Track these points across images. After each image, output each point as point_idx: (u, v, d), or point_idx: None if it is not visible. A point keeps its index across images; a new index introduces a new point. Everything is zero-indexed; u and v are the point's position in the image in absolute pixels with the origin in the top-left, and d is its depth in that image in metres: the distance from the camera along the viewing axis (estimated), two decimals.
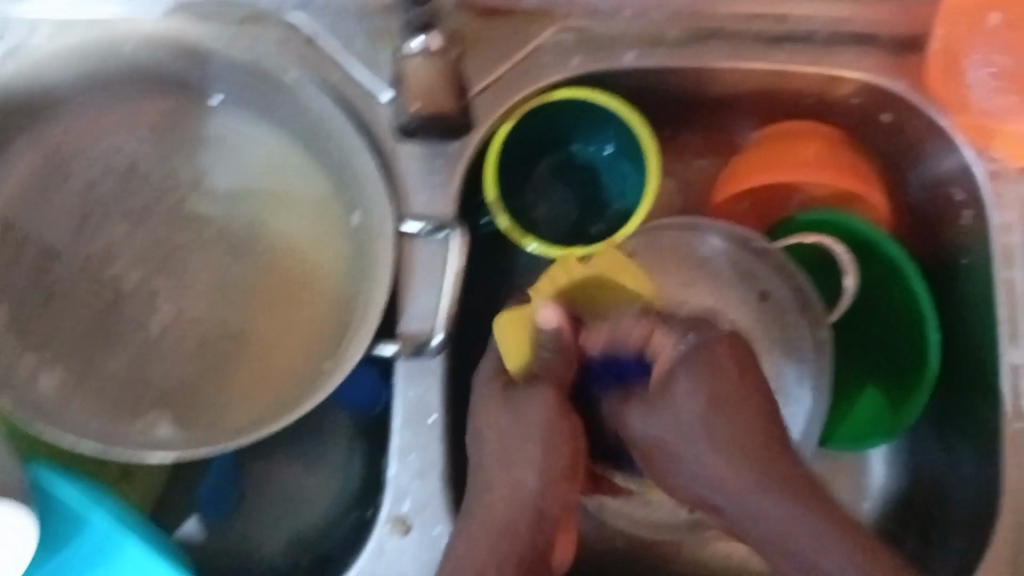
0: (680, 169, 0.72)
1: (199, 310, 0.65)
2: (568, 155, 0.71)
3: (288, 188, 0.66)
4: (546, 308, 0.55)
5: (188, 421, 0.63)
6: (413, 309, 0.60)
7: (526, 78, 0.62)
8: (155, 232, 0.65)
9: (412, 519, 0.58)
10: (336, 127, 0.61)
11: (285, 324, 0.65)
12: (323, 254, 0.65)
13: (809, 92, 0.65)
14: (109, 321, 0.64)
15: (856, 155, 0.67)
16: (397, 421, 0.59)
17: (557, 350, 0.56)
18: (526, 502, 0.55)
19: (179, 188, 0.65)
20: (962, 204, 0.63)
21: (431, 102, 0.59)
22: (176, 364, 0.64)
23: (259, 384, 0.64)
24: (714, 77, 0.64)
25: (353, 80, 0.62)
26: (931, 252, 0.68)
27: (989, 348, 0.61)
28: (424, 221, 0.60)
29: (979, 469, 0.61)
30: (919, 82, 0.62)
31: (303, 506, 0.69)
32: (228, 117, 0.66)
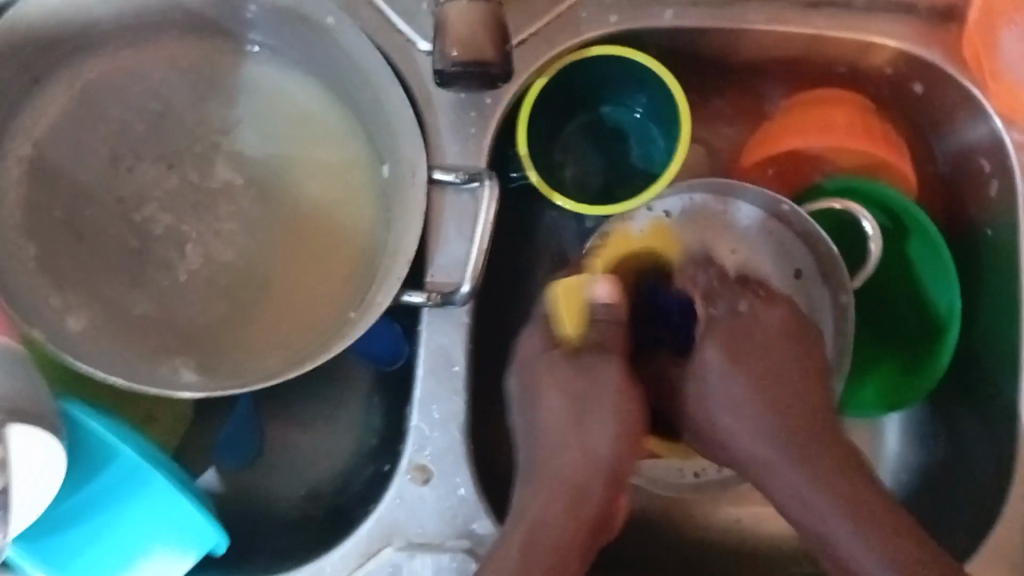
0: (708, 133, 0.72)
1: (227, 255, 0.65)
2: (598, 117, 0.71)
3: (319, 136, 0.66)
4: (603, 282, 0.57)
5: (212, 366, 0.64)
6: (440, 260, 0.60)
7: (565, 34, 0.62)
8: (187, 175, 0.65)
9: (433, 469, 0.58)
10: (371, 75, 0.61)
11: (312, 272, 0.66)
12: (353, 205, 0.66)
13: (842, 58, 0.65)
14: (138, 262, 0.64)
15: (886, 126, 0.68)
16: (420, 370, 0.59)
17: (612, 319, 0.58)
18: (587, 468, 0.56)
19: (213, 134, 0.66)
20: (989, 174, 0.63)
21: (474, 47, 0.55)
22: (202, 308, 0.65)
23: (284, 331, 0.65)
24: (749, 39, 0.64)
25: (390, 28, 0.62)
26: (956, 223, 0.68)
27: (1011, 318, 0.62)
28: (454, 172, 0.60)
29: (993, 434, 0.62)
30: (954, 52, 0.62)
31: (322, 456, 0.70)
32: (265, 66, 0.66)
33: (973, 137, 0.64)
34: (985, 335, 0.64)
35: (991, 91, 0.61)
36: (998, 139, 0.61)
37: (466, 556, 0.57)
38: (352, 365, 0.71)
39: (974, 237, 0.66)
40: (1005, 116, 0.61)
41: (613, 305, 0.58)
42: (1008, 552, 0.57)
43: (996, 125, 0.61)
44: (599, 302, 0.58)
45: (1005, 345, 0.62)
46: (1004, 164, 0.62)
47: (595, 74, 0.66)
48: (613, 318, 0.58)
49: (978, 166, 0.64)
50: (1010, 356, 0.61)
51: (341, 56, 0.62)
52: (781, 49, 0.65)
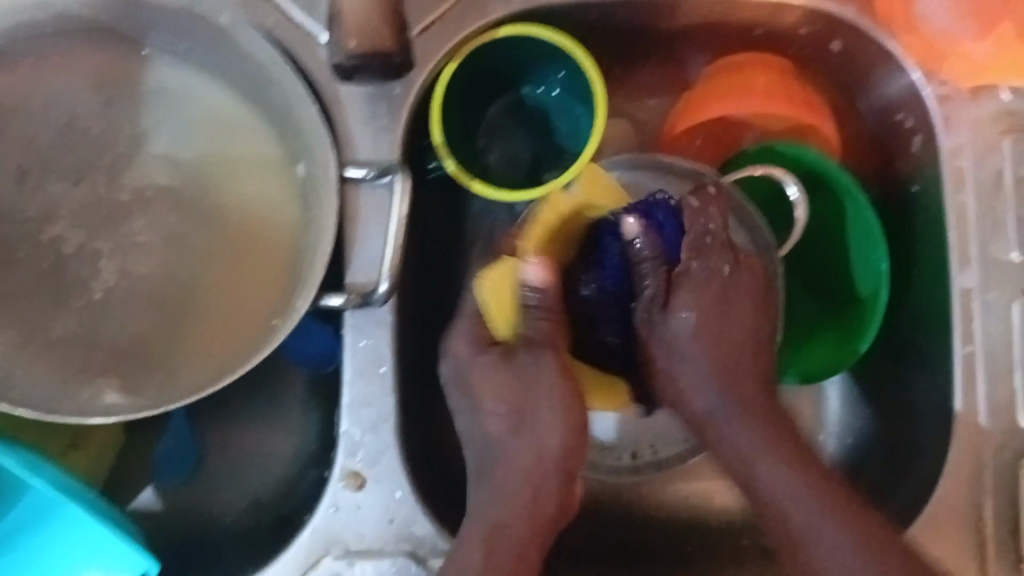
0: (631, 106, 0.71)
1: (143, 268, 0.63)
2: (519, 98, 0.70)
3: (230, 139, 0.64)
4: (533, 264, 0.55)
5: (136, 388, 0.62)
6: (359, 259, 0.58)
7: (472, 15, 0.60)
8: (95, 188, 0.63)
9: (366, 474, 0.57)
10: (274, 71, 0.59)
11: (233, 280, 0.63)
12: (271, 208, 0.63)
13: (758, 21, 0.64)
14: (52, 281, 0.62)
15: (806, 85, 0.66)
16: (346, 374, 0.58)
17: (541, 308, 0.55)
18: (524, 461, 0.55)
19: (119, 144, 0.63)
20: (913, 129, 0.62)
21: (374, 41, 0.56)
22: (122, 325, 0.63)
23: (209, 344, 0.63)
24: (662, 7, 0.62)
25: (290, 21, 0.60)
26: (883, 179, 0.67)
27: (942, 273, 0.61)
28: (366, 168, 0.58)
29: (933, 389, 0.61)
30: (869, 7, 0.60)
31: (260, 465, 0.68)
32: (166, 70, 0.64)
33: (895, 92, 0.63)
34: (919, 292, 0.64)
35: (905, 42, 0.60)
36: (918, 93, 0.60)
37: (407, 560, 0.56)
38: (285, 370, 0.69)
39: (903, 194, 0.65)
40: (923, 66, 0.60)
41: (542, 290, 0.55)
42: (954, 510, 0.57)
43: (915, 79, 0.60)
44: (527, 286, 0.55)
45: (938, 302, 0.61)
46: (925, 116, 0.61)
47: (508, 56, 0.64)
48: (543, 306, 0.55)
49: (901, 121, 0.64)
50: (943, 313, 0.60)
51: (241, 52, 0.60)
52: (695, 16, 0.64)
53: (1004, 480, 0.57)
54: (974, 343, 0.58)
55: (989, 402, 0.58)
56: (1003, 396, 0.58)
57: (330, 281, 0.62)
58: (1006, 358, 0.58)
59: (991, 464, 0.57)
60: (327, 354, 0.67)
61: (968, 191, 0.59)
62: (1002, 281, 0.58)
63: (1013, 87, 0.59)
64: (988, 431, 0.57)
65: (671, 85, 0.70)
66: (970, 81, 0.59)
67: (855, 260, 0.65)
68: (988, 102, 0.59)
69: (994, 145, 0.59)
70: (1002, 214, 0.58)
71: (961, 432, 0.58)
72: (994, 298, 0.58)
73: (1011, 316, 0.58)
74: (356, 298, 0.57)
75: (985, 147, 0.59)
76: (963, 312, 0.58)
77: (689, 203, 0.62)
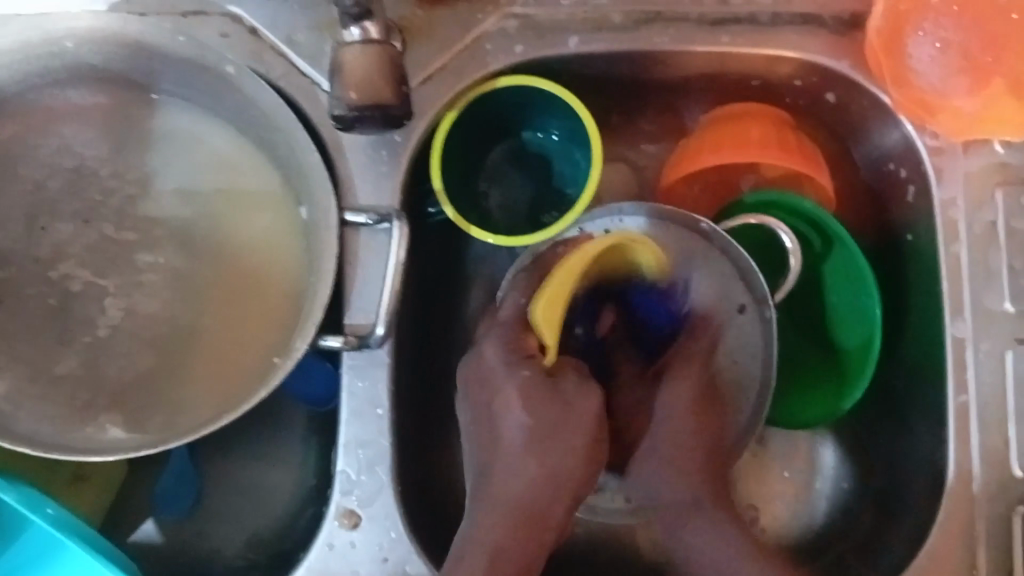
0: (629, 153, 0.72)
1: (148, 307, 0.64)
2: (520, 144, 0.71)
3: (234, 182, 0.65)
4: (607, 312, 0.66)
5: (138, 424, 0.63)
6: (359, 301, 0.60)
7: (472, 65, 0.62)
8: (103, 230, 0.64)
9: (361, 512, 0.58)
10: (277, 118, 0.60)
11: (235, 321, 0.64)
12: (275, 250, 0.65)
13: (753, 73, 0.65)
14: (59, 320, 0.64)
15: (801, 134, 0.67)
16: (343, 414, 0.59)
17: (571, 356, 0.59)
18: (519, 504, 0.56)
19: (127, 187, 0.65)
20: (907, 180, 0.63)
21: (372, 91, 0.56)
22: (127, 363, 0.64)
23: (209, 383, 0.64)
24: (659, 59, 0.64)
25: (295, 70, 0.62)
26: (878, 228, 0.68)
27: (935, 322, 0.62)
28: (366, 213, 0.60)
29: (925, 436, 0.62)
30: (863, 60, 0.61)
31: (260, 500, 0.69)
32: (174, 117, 0.65)
33: (889, 143, 0.64)
34: (913, 339, 0.64)
35: (895, 94, 0.61)
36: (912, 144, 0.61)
37: None
38: (287, 407, 0.71)
39: (897, 243, 0.66)
40: (913, 119, 0.61)
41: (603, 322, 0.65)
42: (948, 560, 0.57)
43: (908, 131, 0.61)
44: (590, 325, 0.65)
45: (931, 351, 0.62)
46: (918, 167, 0.62)
47: (508, 104, 0.66)
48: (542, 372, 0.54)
49: (896, 171, 0.65)
50: (937, 361, 0.61)
51: (248, 101, 0.61)
52: (692, 68, 0.65)
53: (996, 528, 0.57)
54: (966, 392, 0.58)
55: (981, 452, 0.58)
56: (996, 446, 0.58)
57: (331, 321, 0.63)
58: (998, 408, 0.58)
59: (982, 513, 0.58)
60: (327, 393, 0.68)
61: (961, 242, 0.60)
62: (995, 331, 0.59)
63: (1004, 141, 0.60)
64: (981, 480, 0.58)
65: (669, 132, 0.72)
66: (960, 136, 0.60)
67: (846, 312, 0.66)
68: (979, 156, 0.60)
69: (986, 196, 0.60)
70: (995, 265, 0.59)
71: (952, 480, 0.58)
72: (986, 347, 0.59)
73: (1003, 365, 0.59)
74: (353, 340, 0.58)
75: (977, 198, 0.60)
76: (956, 361, 0.59)
77: (686, 246, 0.64)
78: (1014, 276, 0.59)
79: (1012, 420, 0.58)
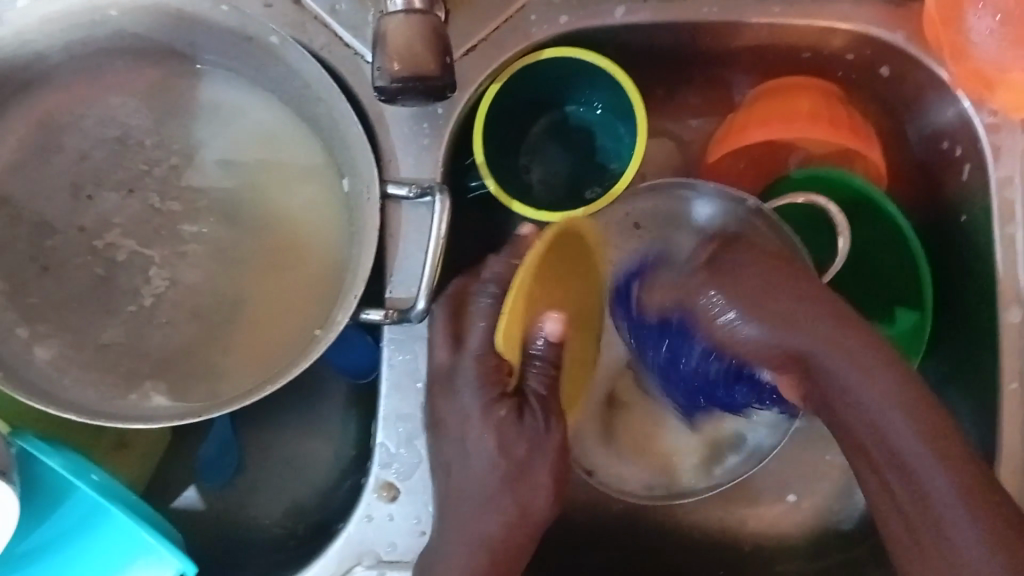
0: (673, 127, 0.71)
1: (190, 277, 0.65)
2: (562, 118, 0.70)
3: (276, 154, 0.65)
4: (553, 319, 0.54)
5: (180, 393, 0.63)
6: (400, 274, 0.60)
7: (516, 37, 0.61)
8: (148, 200, 0.65)
9: (400, 486, 0.58)
10: (320, 89, 0.60)
11: (275, 292, 0.65)
12: (317, 221, 0.65)
13: (804, 46, 0.63)
14: (104, 289, 0.64)
15: (852, 109, 0.65)
16: (384, 387, 0.59)
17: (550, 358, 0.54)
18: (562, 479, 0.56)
19: (172, 157, 0.65)
20: (962, 157, 0.62)
21: (416, 61, 0.55)
22: (170, 332, 0.64)
23: (251, 353, 0.64)
24: (709, 31, 0.62)
25: (338, 41, 0.61)
26: (928, 206, 0.67)
27: (987, 304, 0.60)
28: (407, 186, 0.59)
29: (974, 421, 0.61)
30: (919, 33, 0.60)
31: (301, 471, 0.70)
32: (218, 87, 0.66)
33: (944, 118, 0.62)
34: (964, 322, 0.63)
35: (951, 68, 0.59)
36: (968, 120, 0.60)
37: None
38: (327, 379, 0.71)
39: (949, 222, 0.64)
40: (971, 94, 0.59)
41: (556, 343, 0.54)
42: None
43: (965, 106, 0.59)
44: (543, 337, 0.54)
45: (983, 334, 0.60)
46: (974, 145, 0.60)
47: (550, 76, 0.65)
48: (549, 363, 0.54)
49: (950, 148, 0.63)
50: (990, 345, 0.59)
51: (291, 71, 0.61)
52: (740, 41, 0.64)
53: None
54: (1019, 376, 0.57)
55: None
56: None
57: (371, 294, 0.63)
58: None
59: None
60: (367, 365, 0.68)
61: (1018, 223, 0.58)
62: None
63: None
64: None
65: (716, 107, 0.70)
66: (1019, 113, 0.58)
67: (898, 293, 0.65)
68: None
69: None
70: None
71: (1004, 466, 0.57)
72: None
73: None
74: (394, 314, 0.57)
75: None
76: (1009, 344, 0.57)
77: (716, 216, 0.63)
78: None
79: None
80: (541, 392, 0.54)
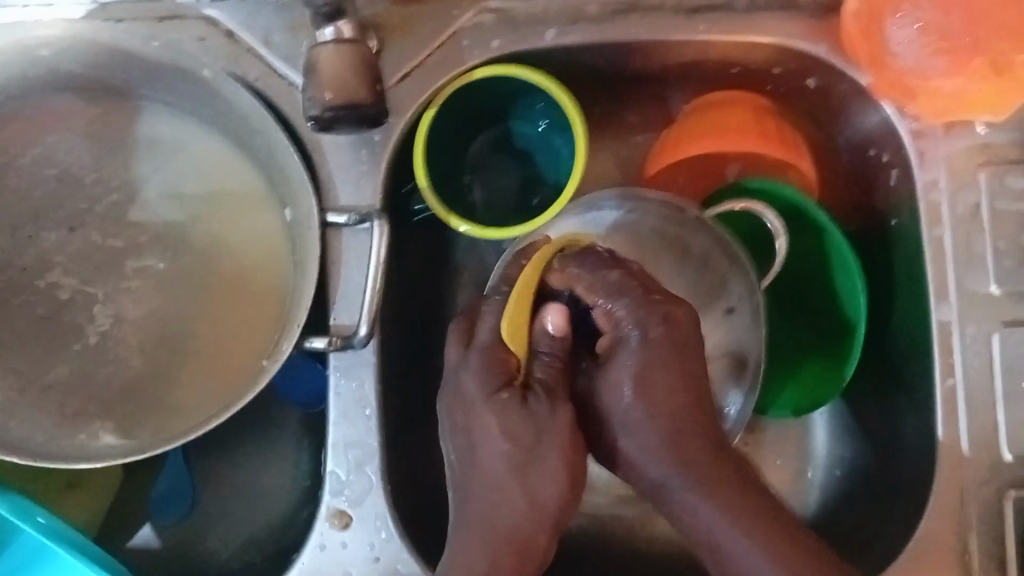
0: (612, 144, 0.72)
1: (135, 313, 0.65)
2: (503, 139, 0.71)
3: (219, 187, 0.65)
4: (556, 310, 0.54)
5: (129, 430, 0.63)
6: (342, 303, 0.60)
7: (450, 62, 0.62)
8: (90, 238, 0.65)
9: (352, 513, 0.58)
10: (257, 121, 0.60)
11: (221, 325, 0.65)
12: (263, 250, 0.65)
13: (733, 61, 0.65)
14: (49, 329, 0.64)
15: (781, 121, 0.67)
16: (332, 415, 0.59)
17: (552, 354, 0.54)
18: None
19: (114, 194, 0.65)
20: (890, 163, 0.63)
21: (347, 91, 0.56)
22: (117, 369, 0.64)
23: (199, 388, 0.64)
24: (639, 49, 0.64)
25: (273, 73, 0.62)
26: (860, 212, 0.69)
27: (919, 305, 0.62)
28: (346, 213, 0.59)
29: (914, 418, 0.62)
30: (841, 45, 0.61)
31: (256, 503, 0.69)
32: (156, 122, 0.66)
33: (870, 126, 0.64)
34: (898, 323, 0.65)
35: (873, 78, 0.61)
36: (893, 127, 0.61)
37: None
38: (279, 408, 0.71)
39: (880, 228, 0.66)
40: (893, 102, 0.61)
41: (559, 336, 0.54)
42: (939, 543, 0.57)
43: (888, 114, 0.61)
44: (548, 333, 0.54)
45: (917, 334, 0.62)
46: (900, 151, 0.62)
47: (487, 100, 0.66)
48: (556, 353, 0.54)
49: (878, 156, 0.64)
50: (923, 344, 0.61)
51: (228, 103, 0.61)
52: (671, 59, 0.65)
53: (1000, 501, 0.58)
54: (952, 375, 0.59)
55: (969, 433, 0.58)
56: (986, 427, 0.58)
57: (317, 322, 0.63)
58: (985, 388, 0.58)
59: (974, 491, 0.58)
60: (319, 392, 0.68)
61: (944, 225, 0.59)
62: (982, 313, 0.59)
63: (986, 122, 0.60)
64: (974, 460, 0.58)
65: (653, 123, 0.72)
66: (940, 118, 0.60)
67: (839, 298, 0.66)
68: (960, 138, 0.60)
69: (970, 178, 0.60)
70: (978, 247, 0.59)
71: (943, 460, 0.58)
72: (972, 329, 0.59)
73: (991, 347, 0.58)
74: (337, 341, 0.58)
75: (959, 181, 0.60)
76: (942, 344, 0.59)
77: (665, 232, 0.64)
78: (998, 257, 0.59)
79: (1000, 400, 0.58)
80: (547, 381, 0.53)
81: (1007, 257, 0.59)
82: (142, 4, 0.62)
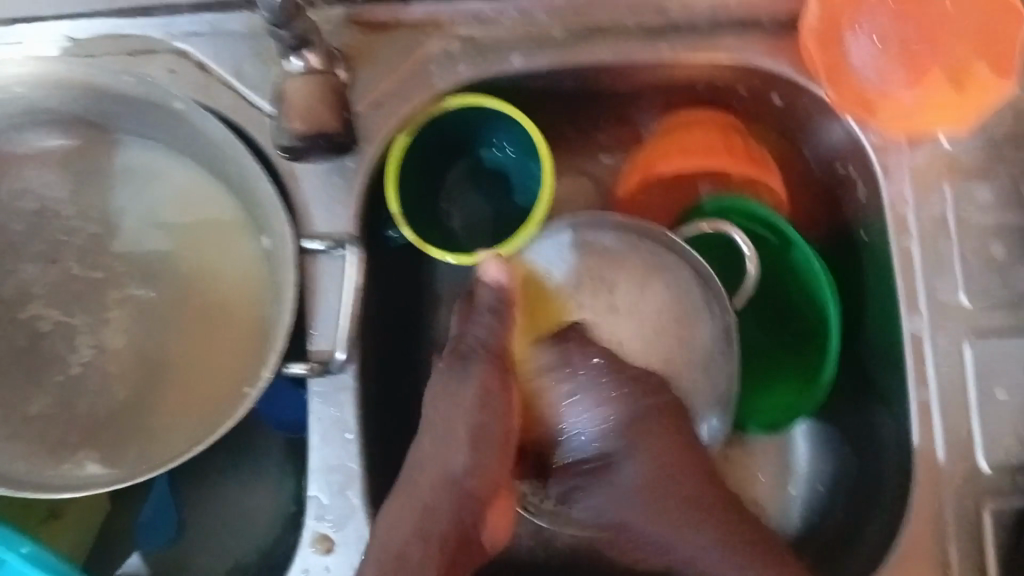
0: (584, 165, 0.73)
1: (117, 343, 0.65)
2: (478, 163, 0.72)
3: (198, 217, 0.66)
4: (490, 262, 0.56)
5: (111, 459, 0.64)
6: (320, 328, 0.61)
7: (420, 88, 0.63)
8: (68, 271, 0.66)
9: (335, 537, 0.58)
10: (230, 150, 0.61)
11: (203, 353, 0.65)
12: (242, 279, 0.66)
13: (699, 79, 0.66)
14: (30, 361, 0.65)
15: (750, 139, 0.68)
16: (313, 440, 0.59)
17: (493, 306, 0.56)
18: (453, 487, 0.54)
19: (93, 226, 0.66)
20: (857, 176, 0.64)
21: (315, 120, 0.58)
22: (100, 400, 0.65)
23: (180, 416, 0.65)
24: (605, 72, 0.65)
25: (245, 102, 0.63)
26: (831, 227, 0.70)
27: (891, 316, 0.62)
28: (322, 240, 0.61)
29: (890, 427, 0.63)
30: (803, 62, 0.62)
31: (241, 532, 0.70)
32: (135, 154, 0.67)
33: (837, 140, 0.65)
34: (871, 332, 0.65)
35: (835, 93, 0.62)
36: (857, 141, 0.62)
37: None
38: (262, 434, 0.72)
39: (851, 240, 0.67)
40: (856, 117, 0.62)
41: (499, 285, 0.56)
42: (918, 555, 0.58)
43: (853, 127, 0.62)
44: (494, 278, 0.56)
45: (891, 346, 0.63)
46: (866, 164, 0.62)
47: (459, 125, 0.67)
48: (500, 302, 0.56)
49: (845, 170, 0.65)
50: (897, 354, 0.61)
51: (200, 135, 0.62)
52: (638, 81, 0.66)
53: (977, 506, 0.58)
54: (925, 383, 0.59)
55: (942, 442, 0.59)
56: (960, 433, 0.59)
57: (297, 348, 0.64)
58: (958, 395, 0.59)
59: (951, 498, 0.58)
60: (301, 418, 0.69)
61: (912, 237, 0.60)
62: (950, 321, 0.59)
63: (948, 133, 0.61)
64: (949, 466, 0.59)
65: (623, 142, 0.73)
66: (903, 132, 0.61)
67: (810, 303, 0.67)
68: (924, 149, 0.61)
69: (935, 188, 0.60)
70: (945, 256, 0.60)
71: (919, 468, 0.59)
72: (943, 337, 0.59)
73: (961, 355, 0.59)
74: (316, 367, 0.59)
75: (924, 192, 0.61)
76: (913, 357, 0.59)
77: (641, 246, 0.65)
78: (966, 265, 0.60)
79: (973, 406, 0.59)
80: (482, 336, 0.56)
81: (975, 265, 0.60)
82: (114, 39, 0.63)
